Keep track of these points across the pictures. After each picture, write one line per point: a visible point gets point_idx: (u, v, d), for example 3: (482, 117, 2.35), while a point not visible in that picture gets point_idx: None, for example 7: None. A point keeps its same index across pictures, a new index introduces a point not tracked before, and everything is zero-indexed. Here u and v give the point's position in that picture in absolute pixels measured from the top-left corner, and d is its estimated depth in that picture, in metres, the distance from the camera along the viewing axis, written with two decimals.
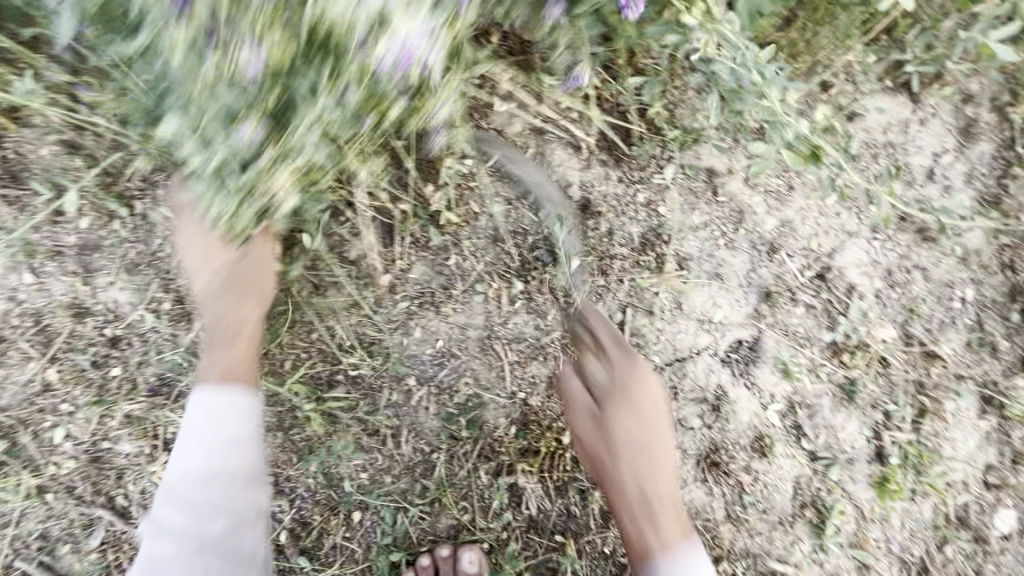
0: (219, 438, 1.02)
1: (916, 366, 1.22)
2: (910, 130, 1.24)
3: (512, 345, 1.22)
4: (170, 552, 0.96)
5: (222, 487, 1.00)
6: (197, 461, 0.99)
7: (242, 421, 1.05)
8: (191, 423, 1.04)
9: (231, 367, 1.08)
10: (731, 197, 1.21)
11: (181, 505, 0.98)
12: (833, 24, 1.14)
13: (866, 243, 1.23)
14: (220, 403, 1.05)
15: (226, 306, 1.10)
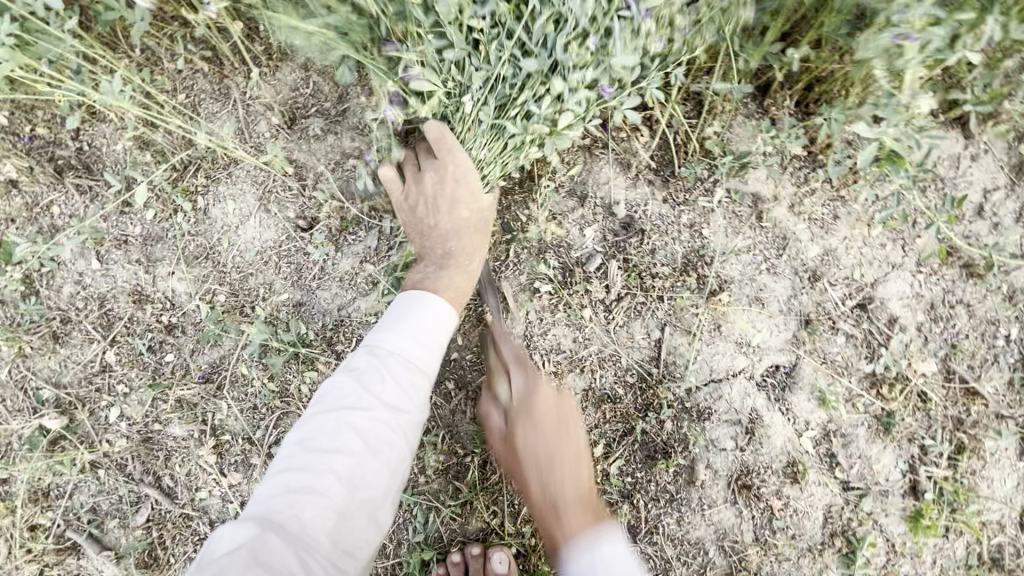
0: (410, 330, 0.96)
1: (956, 402, 1.21)
2: (961, 165, 1.24)
3: (550, 355, 1.25)
4: (331, 461, 0.81)
5: (396, 373, 0.90)
6: (388, 340, 0.94)
7: (440, 323, 1.00)
8: (400, 318, 0.98)
9: (460, 292, 1.11)
10: (775, 223, 1.23)
11: (361, 393, 0.86)
12: None
13: (910, 275, 1.23)
14: (418, 313, 0.99)
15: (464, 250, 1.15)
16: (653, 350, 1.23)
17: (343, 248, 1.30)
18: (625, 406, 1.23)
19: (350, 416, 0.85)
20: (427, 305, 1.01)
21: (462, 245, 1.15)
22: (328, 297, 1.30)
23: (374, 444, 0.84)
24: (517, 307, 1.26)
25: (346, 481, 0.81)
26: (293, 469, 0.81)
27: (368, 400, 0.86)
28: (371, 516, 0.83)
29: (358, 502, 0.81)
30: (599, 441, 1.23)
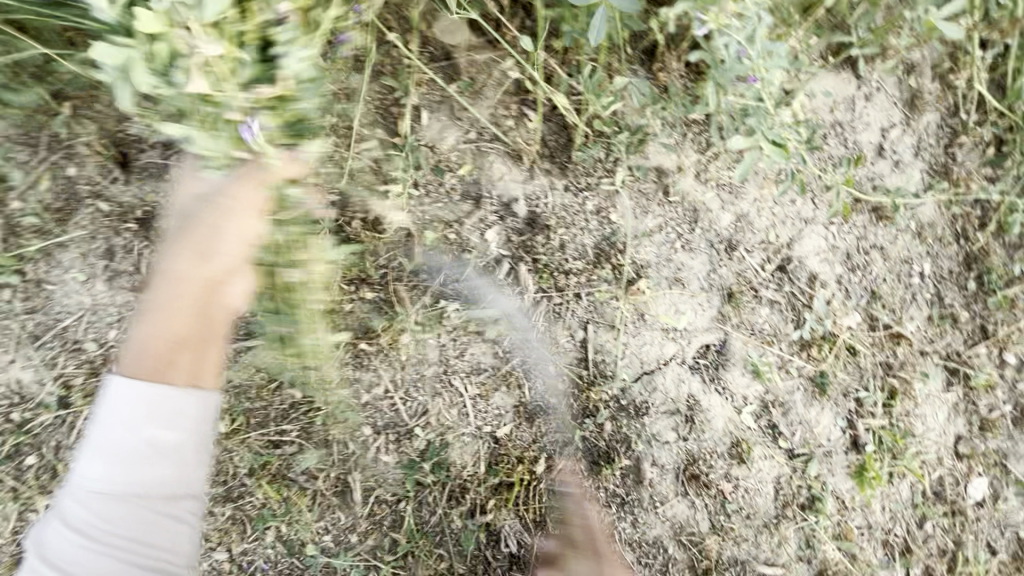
0: (154, 418, 0.89)
1: (883, 348, 1.21)
2: (856, 107, 1.21)
3: (470, 378, 1.14)
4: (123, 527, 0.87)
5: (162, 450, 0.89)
6: (160, 435, 0.89)
7: (170, 428, 0.90)
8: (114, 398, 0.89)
9: (178, 342, 0.94)
10: (683, 196, 1.15)
11: (103, 496, 0.87)
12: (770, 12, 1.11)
13: (823, 229, 1.20)
14: (139, 400, 0.89)
15: (194, 235, 0.97)
16: (578, 352, 1.15)
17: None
18: (560, 415, 1.15)
19: (112, 524, 0.87)
20: (158, 390, 0.90)
21: (183, 267, 0.98)
22: None
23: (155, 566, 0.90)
24: (427, 332, 1.14)
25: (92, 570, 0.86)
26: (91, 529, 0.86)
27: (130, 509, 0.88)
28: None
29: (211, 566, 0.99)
30: (541, 456, 1.15)
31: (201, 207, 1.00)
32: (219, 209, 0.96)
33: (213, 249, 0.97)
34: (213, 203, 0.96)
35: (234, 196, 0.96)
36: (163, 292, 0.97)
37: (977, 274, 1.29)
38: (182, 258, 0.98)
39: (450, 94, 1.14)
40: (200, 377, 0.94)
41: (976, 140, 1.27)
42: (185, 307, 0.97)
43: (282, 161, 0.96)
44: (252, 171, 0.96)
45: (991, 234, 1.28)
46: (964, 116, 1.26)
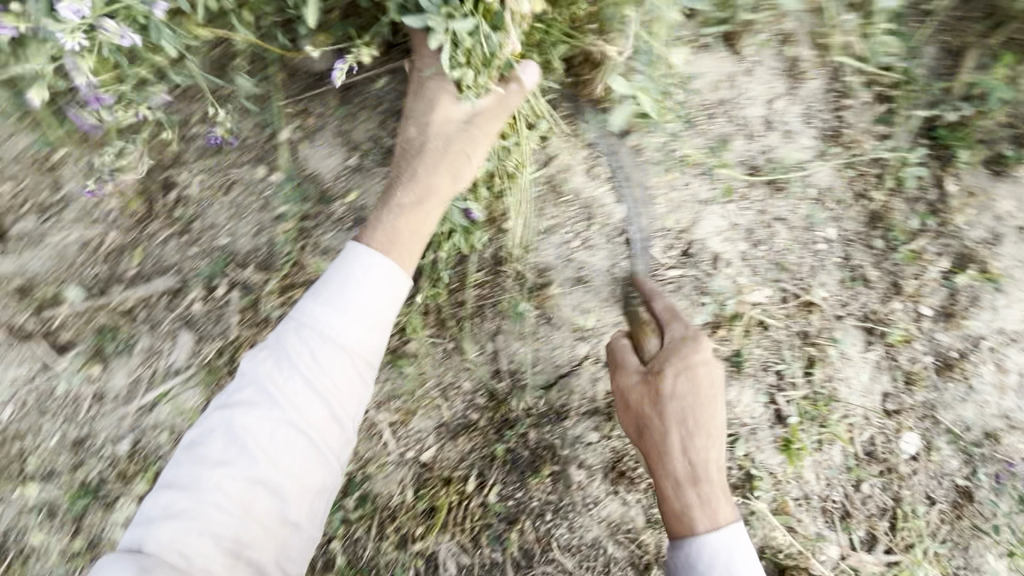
0: (357, 314, 0.91)
1: (798, 318, 1.21)
2: (738, 83, 1.21)
3: (384, 406, 1.12)
4: (260, 433, 0.87)
5: (294, 351, 0.89)
6: (335, 323, 0.91)
7: (386, 307, 0.94)
8: (342, 284, 0.92)
9: (399, 234, 0.97)
10: (575, 193, 1.15)
11: (301, 385, 0.89)
12: None
13: (721, 208, 1.20)
14: (363, 274, 0.92)
15: (421, 170, 0.99)
16: (491, 364, 1.14)
17: (108, 359, 1.10)
18: (483, 429, 1.14)
19: (299, 428, 0.88)
20: (378, 265, 0.94)
21: (419, 175, 0.99)
22: (111, 421, 1.09)
23: (312, 473, 0.89)
24: None
25: (244, 502, 0.86)
26: (193, 476, 0.86)
27: (280, 416, 0.88)
28: (303, 530, 0.90)
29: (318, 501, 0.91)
30: (471, 474, 1.13)
31: (422, 106, 1.01)
32: (464, 138, 0.99)
33: (459, 167, 0.99)
34: (461, 130, 0.99)
35: (473, 124, 0.98)
36: (393, 198, 0.99)
37: (883, 232, 1.29)
38: (413, 170, 1.00)
39: (327, 123, 1.14)
40: (406, 262, 0.97)
41: (862, 101, 1.27)
42: (416, 226, 0.98)
43: (501, 95, 0.99)
44: (498, 102, 0.99)
45: (890, 191, 1.29)
46: (848, 79, 1.26)
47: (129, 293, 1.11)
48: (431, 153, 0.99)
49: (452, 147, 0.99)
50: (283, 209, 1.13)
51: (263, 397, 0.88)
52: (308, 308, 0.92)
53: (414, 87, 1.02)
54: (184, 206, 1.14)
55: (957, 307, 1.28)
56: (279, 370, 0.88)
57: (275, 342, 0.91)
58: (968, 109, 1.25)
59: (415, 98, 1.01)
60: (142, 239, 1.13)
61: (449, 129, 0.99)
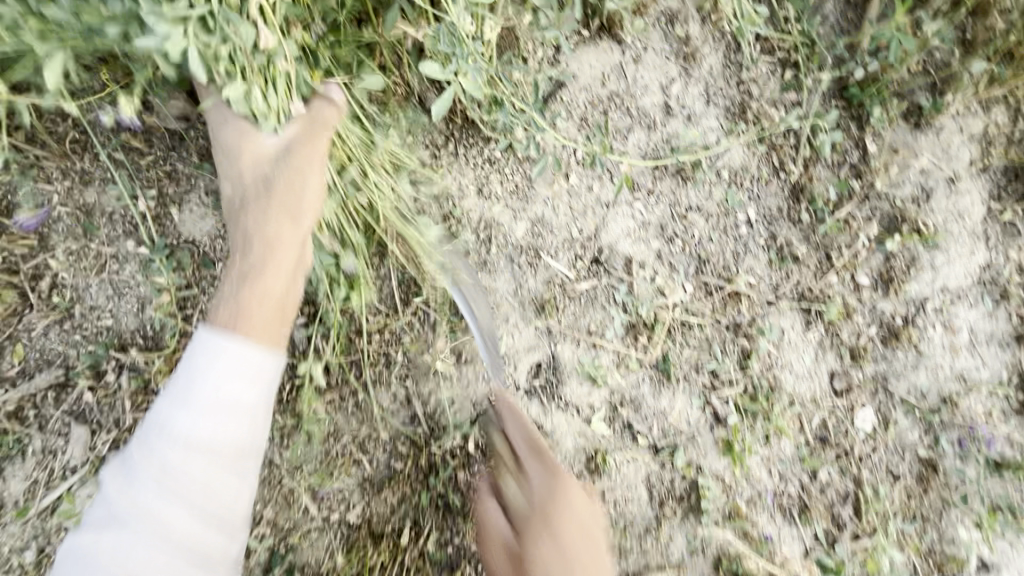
0: (205, 400, 0.79)
1: (727, 310, 1.15)
2: (627, 73, 1.14)
3: (299, 472, 1.05)
4: (130, 560, 0.77)
5: (155, 455, 0.78)
6: (188, 411, 0.79)
7: (248, 390, 0.82)
8: (197, 378, 0.81)
9: (248, 307, 0.86)
10: (467, 217, 1.08)
11: (161, 495, 0.78)
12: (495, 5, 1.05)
13: (629, 207, 1.13)
14: (209, 360, 0.81)
15: (252, 225, 0.91)
16: (406, 409, 1.08)
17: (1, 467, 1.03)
18: (408, 479, 1.08)
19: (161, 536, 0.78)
20: (233, 349, 0.83)
21: (251, 229, 0.90)
22: (13, 531, 1.02)
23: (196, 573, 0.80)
24: None
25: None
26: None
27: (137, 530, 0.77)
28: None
29: None
30: (404, 526, 1.08)
31: (226, 159, 0.92)
32: (289, 170, 0.91)
33: (299, 203, 0.91)
34: (277, 169, 0.91)
35: (290, 152, 0.92)
36: (234, 267, 0.90)
37: (807, 203, 1.22)
38: (243, 226, 0.91)
39: (199, 184, 1.07)
40: (270, 337, 0.86)
41: (764, 71, 1.20)
42: (273, 283, 0.89)
43: (308, 111, 0.94)
44: (305, 123, 0.93)
45: (808, 160, 1.22)
46: (746, 49, 1.18)
47: (13, 394, 1.04)
48: (267, 199, 0.90)
49: (276, 185, 0.91)
50: (163, 280, 1.06)
51: (121, 515, 0.78)
52: (157, 411, 0.81)
53: (215, 141, 0.93)
54: (61, 293, 1.07)
55: (895, 272, 1.21)
56: (139, 482, 0.78)
57: (128, 451, 0.81)
58: (874, 63, 1.17)
59: (221, 158, 0.92)
60: (18, 335, 1.06)
61: (266, 165, 0.91)
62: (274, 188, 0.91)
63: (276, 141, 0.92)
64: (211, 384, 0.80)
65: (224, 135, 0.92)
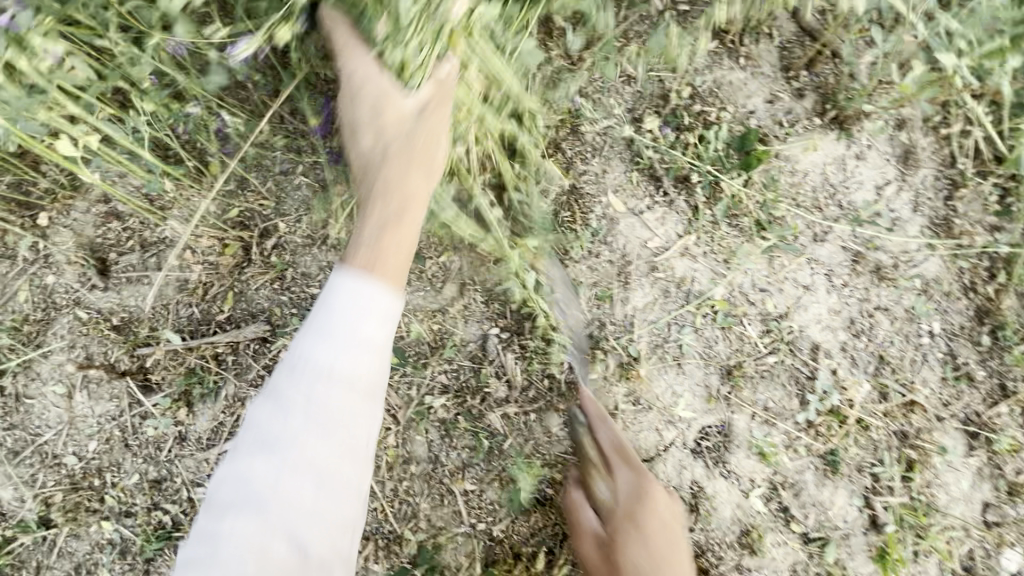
0: (360, 346, 0.70)
1: (897, 417, 1.14)
2: (846, 165, 1.17)
3: (461, 474, 1.09)
4: (249, 504, 0.66)
5: (303, 384, 0.69)
6: (323, 354, 0.69)
7: (379, 325, 0.72)
8: (328, 310, 0.71)
9: (384, 248, 0.78)
10: (670, 270, 1.12)
11: (294, 422, 0.68)
12: (728, 81, 1.16)
13: (823, 296, 1.15)
14: (360, 300, 0.72)
15: (393, 176, 0.84)
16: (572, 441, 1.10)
17: (195, 403, 1.11)
18: (559, 507, 1.10)
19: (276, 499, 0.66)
20: (368, 287, 0.73)
21: (392, 179, 0.84)
22: (195, 463, 1.10)
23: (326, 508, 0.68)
24: (415, 429, 1.09)
25: (261, 560, 0.64)
26: (205, 536, 0.66)
27: (285, 478, 0.67)
28: None
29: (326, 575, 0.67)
30: (540, 551, 1.09)
31: (367, 112, 0.88)
32: (425, 131, 0.88)
33: (431, 158, 0.87)
34: (416, 123, 0.87)
35: (425, 114, 0.89)
36: (370, 215, 0.82)
37: (993, 329, 1.20)
38: (380, 178, 0.85)
39: None
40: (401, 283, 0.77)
41: (976, 192, 1.20)
42: (408, 234, 0.82)
43: (442, 79, 0.90)
44: (439, 88, 0.90)
45: (1004, 286, 1.20)
46: (962, 167, 1.20)
47: (220, 339, 1.11)
48: (403, 152, 0.85)
49: (409, 207, 0.84)
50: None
51: (244, 438, 0.70)
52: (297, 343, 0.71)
53: (343, 101, 0.90)
54: (279, 254, 1.14)
55: None
56: (285, 387, 0.69)
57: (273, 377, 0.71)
58: None
59: (360, 108, 0.87)
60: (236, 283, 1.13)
61: (401, 125, 0.87)
62: (394, 148, 0.86)
63: (411, 102, 0.88)
64: (352, 310, 0.71)
65: (354, 101, 0.88)
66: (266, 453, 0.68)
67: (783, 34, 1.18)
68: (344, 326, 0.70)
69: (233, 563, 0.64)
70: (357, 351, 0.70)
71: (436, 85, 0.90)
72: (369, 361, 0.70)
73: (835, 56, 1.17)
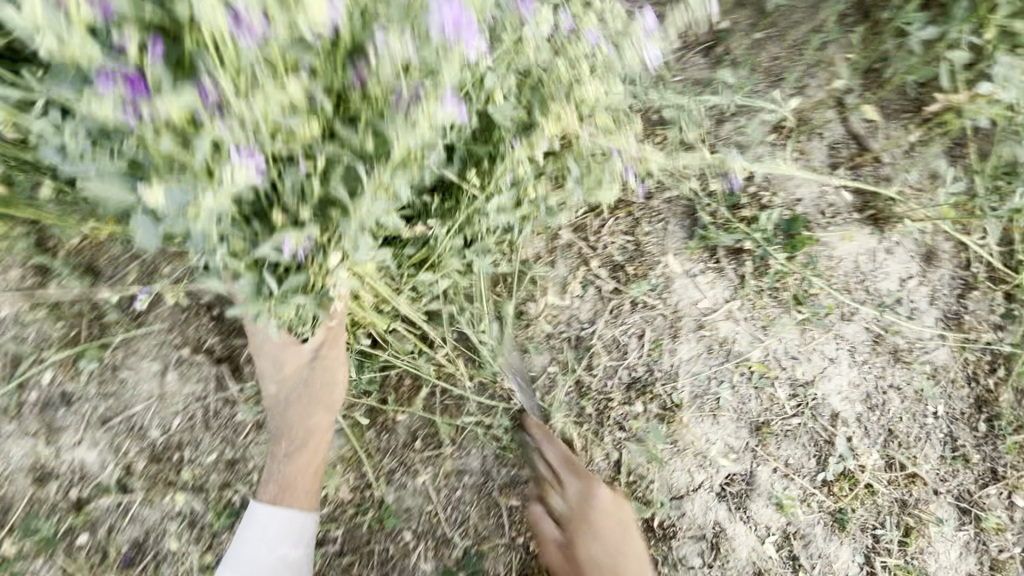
0: (278, 567, 1.06)
1: (899, 487, 1.27)
2: (876, 256, 1.32)
3: (507, 491, 1.20)
4: None
5: (247, 557, 1.05)
6: None
7: None
8: (238, 547, 1.07)
9: (289, 485, 1.09)
10: (714, 330, 1.26)
11: None
12: (782, 170, 1.32)
13: (845, 370, 1.29)
14: (273, 528, 1.07)
15: (294, 416, 1.10)
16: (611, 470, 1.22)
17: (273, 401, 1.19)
18: None
19: None
20: None
21: (293, 423, 1.10)
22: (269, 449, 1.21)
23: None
24: (471, 444, 1.20)
25: None
26: None
27: None
28: None
29: None
30: None
31: (269, 366, 1.10)
32: (318, 376, 1.10)
33: (330, 398, 1.11)
34: (310, 371, 1.09)
35: (317, 360, 1.09)
36: (276, 449, 1.11)
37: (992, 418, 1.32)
38: (284, 416, 1.11)
39: None
40: (304, 502, 1.10)
41: (989, 293, 1.33)
42: (310, 472, 1.11)
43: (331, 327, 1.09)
44: (331, 333, 1.09)
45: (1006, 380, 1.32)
46: (978, 271, 1.33)
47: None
48: (296, 398, 1.09)
49: (301, 457, 1.10)
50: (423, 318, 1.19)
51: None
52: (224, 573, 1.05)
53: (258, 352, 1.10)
54: None
55: None
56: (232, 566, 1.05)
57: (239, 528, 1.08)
58: None
59: (263, 363, 1.09)
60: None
61: (296, 379, 1.10)
62: (279, 401, 1.11)
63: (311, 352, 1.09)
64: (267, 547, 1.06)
65: (282, 354, 1.08)
66: None
67: (834, 135, 1.33)
68: (268, 551, 1.06)
69: None
70: (280, 550, 1.06)
71: (326, 332, 1.08)
72: (287, 565, 1.07)
73: (876, 160, 1.32)
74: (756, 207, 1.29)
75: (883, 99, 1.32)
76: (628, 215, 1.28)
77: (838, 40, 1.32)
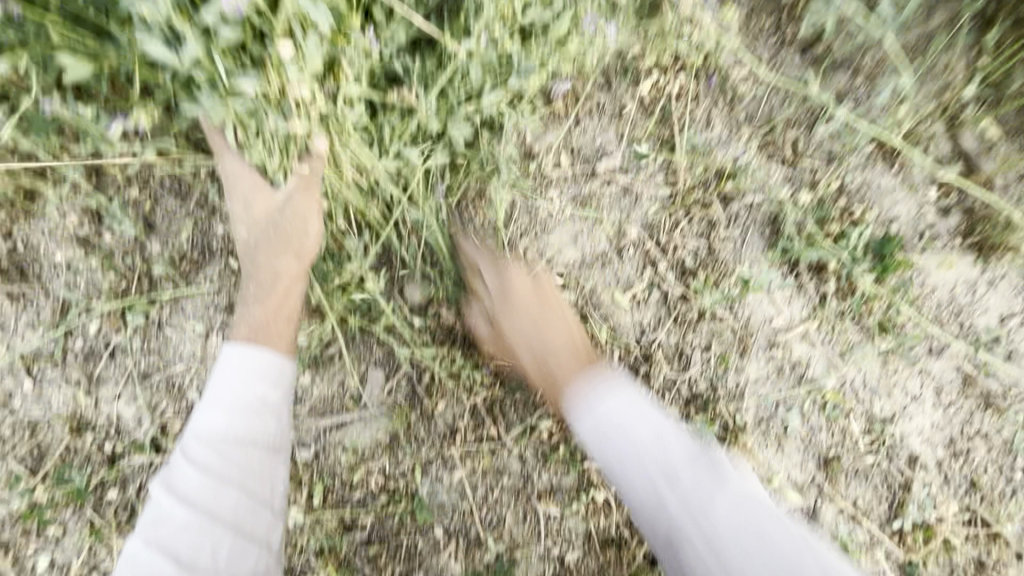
0: (251, 403, 0.88)
1: (978, 544, 1.15)
2: (976, 289, 1.19)
3: (548, 499, 1.13)
4: (194, 454, 0.86)
5: (209, 423, 0.86)
6: (195, 480, 0.83)
7: (270, 448, 0.89)
8: (216, 376, 0.91)
9: (268, 312, 0.96)
10: (787, 351, 1.16)
11: (199, 476, 0.84)
12: (879, 183, 1.20)
13: (929, 410, 1.17)
14: (249, 364, 0.91)
15: (263, 257, 0.98)
16: None
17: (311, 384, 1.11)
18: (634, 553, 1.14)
19: (208, 462, 0.84)
20: (266, 380, 0.91)
21: (262, 262, 0.98)
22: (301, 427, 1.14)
23: (246, 500, 0.85)
24: (514, 445, 1.13)
25: (216, 476, 0.84)
26: (184, 471, 0.85)
27: (196, 480, 0.84)
28: (259, 525, 0.87)
29: (258, 511, 0.87)
30: None
31: (241, 202, 0.98)
32: (292, 218, 0.97)
33: (299, 244, 0.98)
34: (283, 214, 0.97)
35: (291, 206, 0.97)
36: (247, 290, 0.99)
37: None
38: (251, 261, 0.98)
39: (576, 217, 1.17)
40: (278, 341, 0.94)
41: None
42: (282, 299, 0.98)
43: (308, 167, 0.98)
44: (305, 179, 0.98)
45: None
46: None
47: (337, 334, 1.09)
48: (273, 223, 0.97)
49: (277, 290, 0.98)
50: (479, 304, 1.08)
51: (178, 450, 0.88)
52: (196, 417, 0.88)
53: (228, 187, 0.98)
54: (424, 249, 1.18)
55: None
56: (191, 429, 0.88)
57: (178, 459, 0.87)
58: None
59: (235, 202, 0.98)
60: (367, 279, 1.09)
61: (270, 217, 0.97)
62: (249, 237, 0.99)
63: (284, 200, 0.97)
64: (245, 379, 0.90)
65: (241, 193, 0.98)
66: (195, 464, 0.85)
67: (940, 150, 1.20)
68: (251, 378, 0.90)
69: (196, 483, 0.83)
70: (249, 427, 0.86)
71: (301, 172, 0.98)
72: (254, 440, 0.87)
73: (987, 184, 1.19)
74: (847, 222, 1.18)
75: (1001, 116, 1.19)
76: (705, 219, 1.19)
77: (959, 46, 1.18)
